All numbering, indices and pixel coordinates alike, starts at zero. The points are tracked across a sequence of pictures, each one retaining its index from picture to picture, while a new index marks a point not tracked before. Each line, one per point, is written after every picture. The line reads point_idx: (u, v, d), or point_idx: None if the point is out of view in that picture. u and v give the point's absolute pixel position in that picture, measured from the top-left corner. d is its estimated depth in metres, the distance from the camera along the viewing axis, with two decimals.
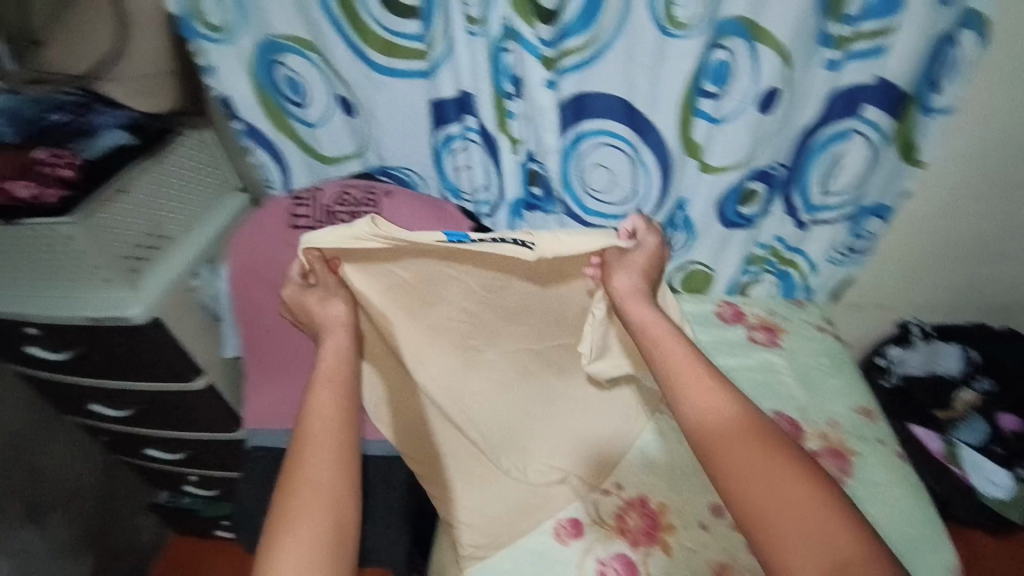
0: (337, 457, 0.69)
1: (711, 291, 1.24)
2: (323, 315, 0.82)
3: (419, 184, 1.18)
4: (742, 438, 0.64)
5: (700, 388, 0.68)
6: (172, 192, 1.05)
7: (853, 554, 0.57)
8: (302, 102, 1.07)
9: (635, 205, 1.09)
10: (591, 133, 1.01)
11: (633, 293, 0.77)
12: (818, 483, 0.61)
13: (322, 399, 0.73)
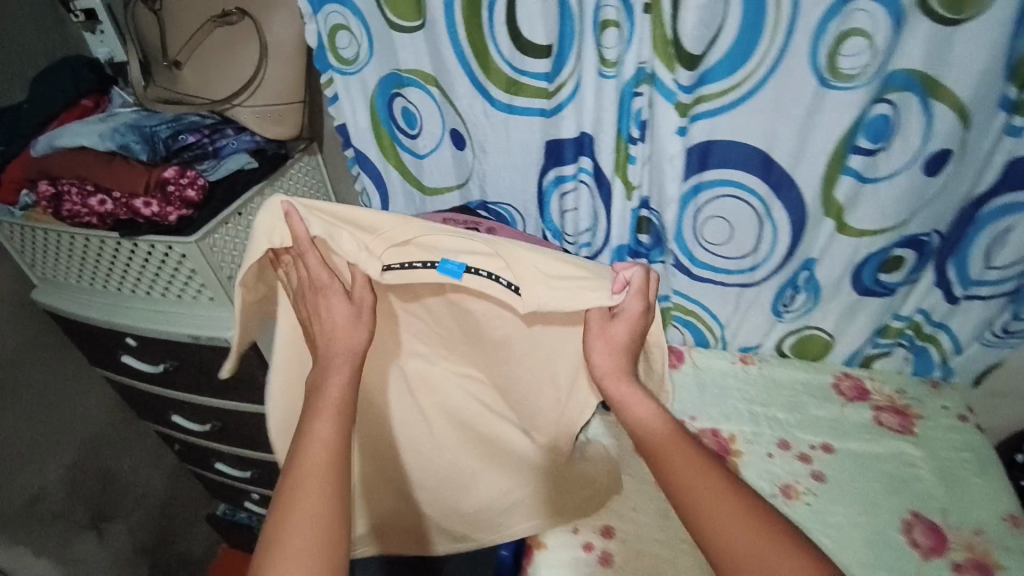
0: (334, 485, 0.61)
1: (829, 359, 1.13)
2: (344, 340, 0.72)
3: (517, 220, 1.14)
4: (715, 490, 0.63)
5: (674, 444, 0.67)
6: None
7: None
8: (415, 134, 1.06)
9: (756, 262, 1.00)
10: (718, 183, 0.94)
11: (618, 368, 0.75)
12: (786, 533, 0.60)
13: (321, 428, 0.65)
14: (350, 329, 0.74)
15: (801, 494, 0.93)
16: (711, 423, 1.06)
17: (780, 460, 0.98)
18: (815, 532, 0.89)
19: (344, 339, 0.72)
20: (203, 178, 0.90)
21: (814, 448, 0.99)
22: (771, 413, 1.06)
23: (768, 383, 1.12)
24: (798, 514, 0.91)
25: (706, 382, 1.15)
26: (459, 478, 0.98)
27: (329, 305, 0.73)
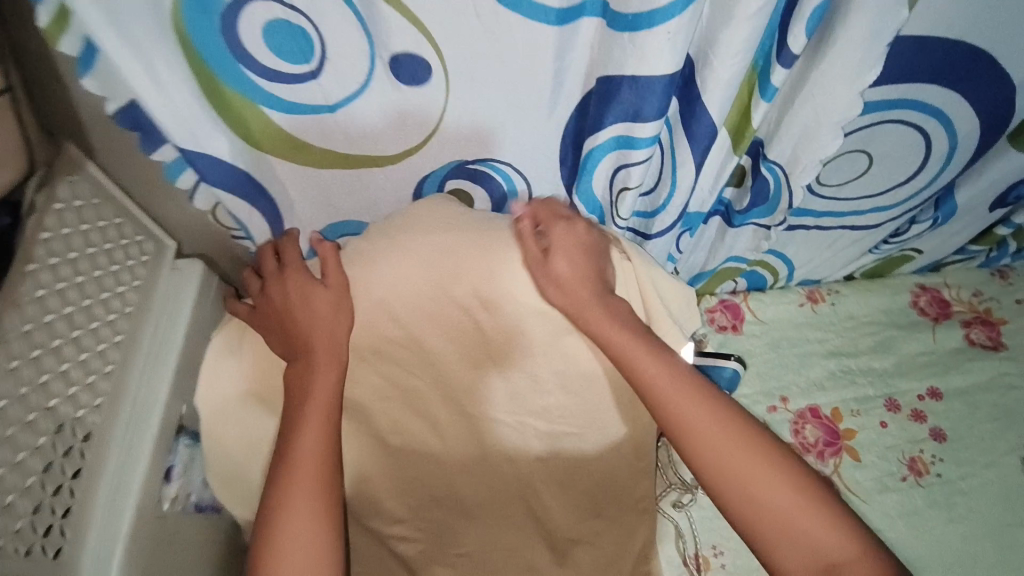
0: (319, 520, 0.51)
1: (897, 273, 0.93)
2: (322, 333, 0.59)
3: (517, 194, 0.67)
4: (727, 441, 0.54)
5: (681, 391, 0.56)
6: (61, 349, 0.50)
7: (837, 551, 0.50)
8: (315, 72, 0.50)
9: (889, 202, 0.69)
10: (894, 111, 0.56)
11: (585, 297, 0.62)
12: (805, 482, 0.52)
13: (307, 451, 0.53)
14: (318, 334, 0.59)
15: (929, 466, 0.80)
16: (806, 399, 0.85)
17: (895, 427, 0.83)
18: (958, 509, 0.78)
19: (320, 331, 0.59)
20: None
21: (921, 398, 0.85)
22: (864, 364, 0.87)
23: (848, 324, 0.91)
24: (934, 492, 0.79)
25: (781, 342, 0.90)
26: None
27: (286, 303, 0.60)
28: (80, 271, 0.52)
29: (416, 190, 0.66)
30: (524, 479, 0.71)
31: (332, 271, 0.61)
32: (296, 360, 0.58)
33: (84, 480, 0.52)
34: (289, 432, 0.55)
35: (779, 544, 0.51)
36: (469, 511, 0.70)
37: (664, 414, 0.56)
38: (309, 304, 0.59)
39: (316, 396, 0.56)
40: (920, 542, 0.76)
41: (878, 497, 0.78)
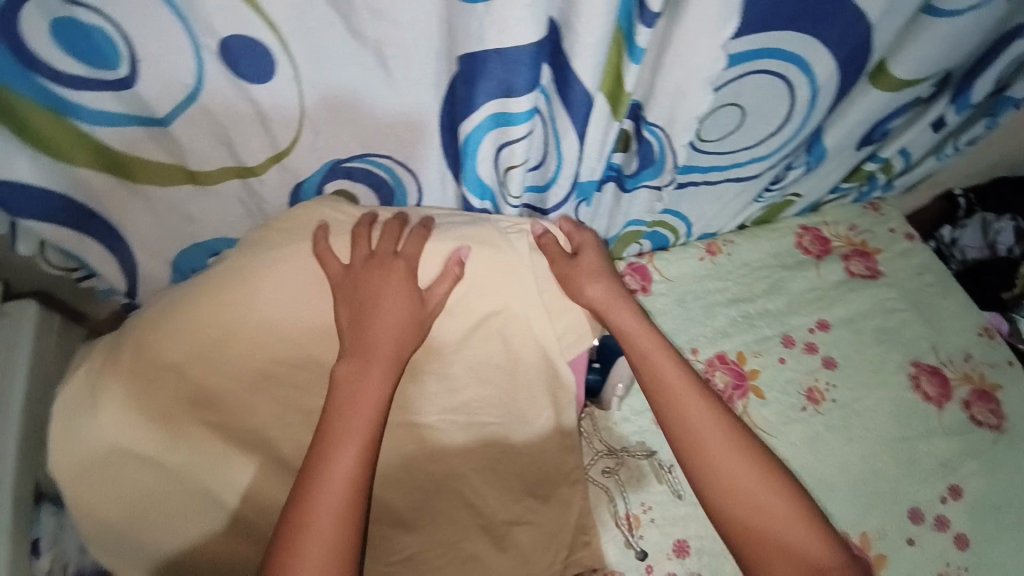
0: (344, 552, 0.47)
1: (781, 217, 0.99)
2: (385, 322, 0.55)
3: (404, 187, 0.63)
4: (735, 455, 0.63)
5: (694, 402, 0.65)
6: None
7: (825, 561, 0.58)
8: (127, 79, 0.44)
9: (768, 150, 0.71)
10: (757, 61, 0.57)
11: (615, 297, 0.69)
12: (800, 501, 0.62)
13: (348, 466, 0.49)
14: (392, 327, 0.55)
15: (825, 393, 0.87)
16: (713, 347, 0.89)
17: (792, 362, 0.89)
18: (857, 431, 0.84)
19: (388, 323, 0.55)
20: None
21: (812, 331, 0.91)
22: (760, 307, 0.93)
23: (743, 271, 0.95)
24: (832, 417, 0.85)
25: (687, 297, 0.93)
26: None
27: (369, 277, 0.56)
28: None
29: (293, 195, 0.58)
30: (451, 475, 0.69)
31: (410, 252, 0.58)
32: (348, 359, 0.53)
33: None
34: (323, 442, 0.50)
35: (772, 551, 0.59)
36: (396, 517, 0.67)
37: (680, 427, 0.64)
38: (392, 291, 0.56)
39: (364, 405, 0.51)
40: (825, 465, 0.82)
41: (784, 429, 0.84)
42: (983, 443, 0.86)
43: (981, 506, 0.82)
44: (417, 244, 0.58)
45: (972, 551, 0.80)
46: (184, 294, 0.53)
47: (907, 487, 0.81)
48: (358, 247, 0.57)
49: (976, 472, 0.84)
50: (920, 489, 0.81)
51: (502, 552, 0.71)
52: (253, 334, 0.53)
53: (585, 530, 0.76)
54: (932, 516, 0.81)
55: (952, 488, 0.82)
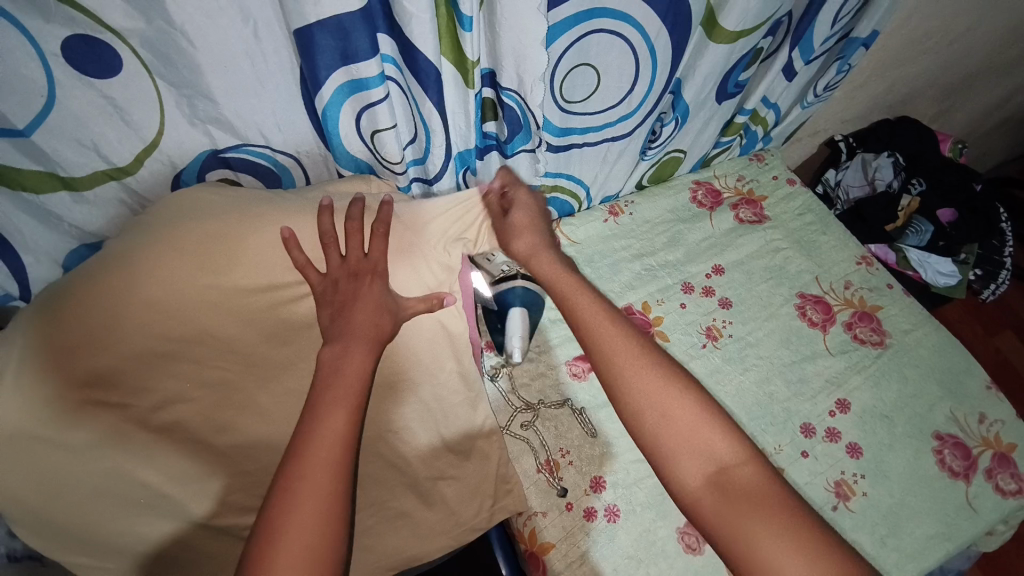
0: (337, 496, 0.50)
1: (675, 175, 1.07)
2: (365, 310, 0.61)
3: (283, 170, 0.69)
4: (646, 368, 0.61)
5: (619, 342, 0.64)
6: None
7: (727, 457, 0.57)
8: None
9: (631, 108, 0.78)
10: (589, 23, 0.63)
11: (535, 245, 0.74)
12: (710, 407, 0.59)
13: (338, 426, 0.53)
14: (369, 317, 0.61)
15: (722, 330, 0.94)
16: (620, 300, 0.95)
17: (692, 305, 0.96)
18: (750, 360, 0.92)
19: (367, 310, 0.61)
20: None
21: (709, 276, 0.98)
22: (660, 258, 0.99)
23: (644, 227, 1.02)
24: (727, 350, 0.92)
25: (594, 256, 0.99)
26: (416, 552, 0.74)
27: (348, 281, 0.63)
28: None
29: (176, 182, 0.64)
30: (369, 438, 0.72)
31: (377, 252, 0.64)
32: (332, 345, 0.59)
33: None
34: (313, 410, 0.53)
35: (651, 422, 0.59)
36: None
37: (603, 359, 0.63)
38: (368, 289, 0.63)
39: (351, 372, 0.56)
40: (722, 394, 0.89)
41: (686, 366, 0.91)
42: (867, 359, 0.93)
43: (870, 417, 0.89)
44: (382, 240, 0.64)
45: (866, 457, 0.86)
46: (79, 284, 0.56)
47: (797, 406, 0.89)
48: (333, 256, 0.63)
49: (862, 386, 0.91)
50: (810, 406, 0.89)
51: (429, 507, 0.75)
52: (137, 319, 0.55)
53: (507, 480, 0.81)
54: (824, 428, 0.87)
55: (840, 402, 0.89)
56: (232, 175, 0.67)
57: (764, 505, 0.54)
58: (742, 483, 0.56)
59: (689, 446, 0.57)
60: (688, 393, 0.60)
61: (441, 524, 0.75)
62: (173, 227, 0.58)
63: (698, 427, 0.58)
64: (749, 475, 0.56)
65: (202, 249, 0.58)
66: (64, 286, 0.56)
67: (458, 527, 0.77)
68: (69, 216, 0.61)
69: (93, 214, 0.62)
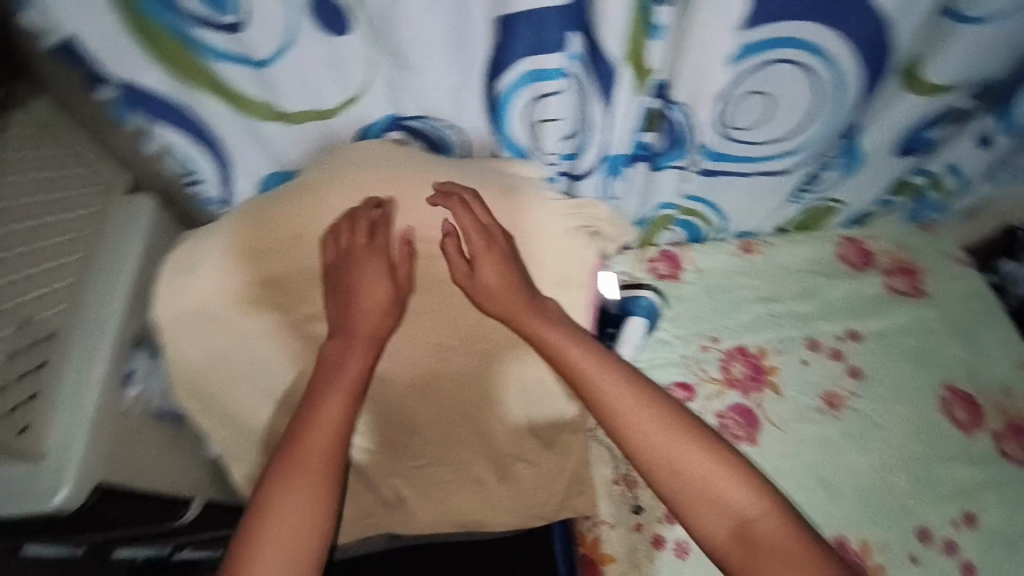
0: (327, 481, 0.59)
1: (825, 226, 0.99)
2: (376, 295, 0.67)
3: (450, 143, 0.73)
4: (658, 426, 0.63)
5: (629, 400, 0.64)
6: (7, 285, 0.54)
7: (745, 509, 0.60)
8: (235, 24, 0.54)
9: (798, 144, 0.75)
10: (778, 51, 0.61)
11: (523, 303, 0.69)
12: (728, 457, 0.62)
13: (333, 412, 0.62)
14: (492, 273, 0.69)
15: (846, 400, 0.87)
16: (736, 340, 0.92)
17: (815, 366, 0.89)
18: (868, 439, 0.84)
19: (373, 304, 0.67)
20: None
21: (840, 339, 0.91)
22: (790, 308, 0.94)
23: (778, 272, 0.97)
24: (846, 422, 0.85)
25: (716, 289, 0.96)
26: (485, 518, 0.79)
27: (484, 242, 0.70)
28: (25, 191, 0.57)
29: (359, 135, 0.69)
30: (467, 402, 0.76)
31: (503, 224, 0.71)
32: (336, 340, 0.66)
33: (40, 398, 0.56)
34: (310, 403, 0.62)
35: (667, 476, 0.62)
36: (414, 429, 0.77)
37: (613, 418, 0.64)
38: (371, 270, 0.67)
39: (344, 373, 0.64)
40: (829, 466, 0.83)
41: (794, 426, 0.85)
42: (1009, 474, 0.82)
43: (999, 541, 0.78)
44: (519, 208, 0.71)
45: None
46: (273, 199, 0.67)
47: (916, 506, 0.80)
48: (467, 217, 0.69)
49: (995, 504, 0.80)
50: (930, 509, 0.80)
51: (504, 481, 0.79)
52: (318, 236, 0.68)
53: (582, 482, 0.82)
54: (942, 537, 0.79)
55: (967, 514, 0.80)
56: (407, 137, 0.72)
57: (786, 554, 0.58)
58: (764, 534, 0.59)
59: (701, 500, 0.61)
60: (704, 441, 0.63)
61: (514, 501, 0.80)
62: (360, 167, 0.66)
63: (710, 483, 0.61)
64: (767, 524, 0.60)
65: (386, 185, 0.67)
66: (260, 204, 0.66)
67: (521, 507, 0.80)
68: (270, 151, 0.69)
69: (298, 152, 0.70)
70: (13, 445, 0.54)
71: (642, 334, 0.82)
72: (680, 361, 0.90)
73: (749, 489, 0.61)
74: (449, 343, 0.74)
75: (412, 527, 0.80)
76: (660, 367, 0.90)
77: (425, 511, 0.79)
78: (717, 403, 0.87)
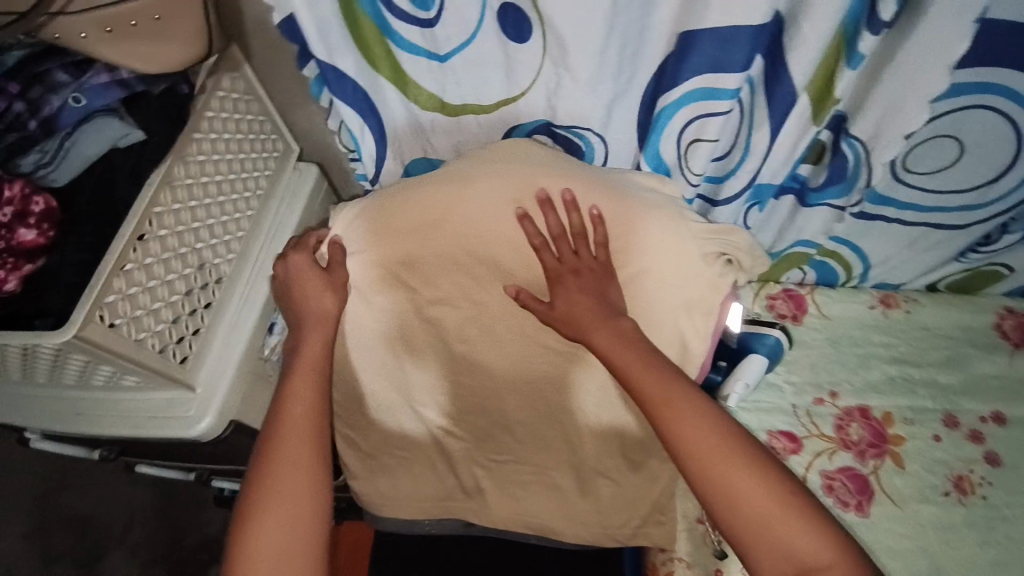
0: (314, 462, 0.59)
1: (984, 291, 0.88)
2: (582, 310, 0.65)
3: (593, 152, 0.72)
4: (718, 450, 0.56)
5: (689, 417, 0.58)
6: (198, 230, 0.60)
7: (811, 555, 0.52)
8: (432, 21, 0.58)
9: (979, 198, 0.68)
10: (988, 97, 0.55)
11: (597, 317, 0.64)
12: (794, 494, 0.54)
13: (301, 392, 0.62)
14: (617, 288, 0.66)
15: (976, 487, 0.77)
16: (858, 399, 0.84)
17: (948, 443, 0.80)
18: (1003, 538, 0.74)
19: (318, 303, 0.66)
20: (51, 203, 0.54)
21: (985, 421, 0.81)
22: (928, 376, 0.84)
23: (918, 333, 0.87)
24: (974, 513, 0.75)
25: (842, 339, 0.88)
26: (560, 526, 0.78)
27: (615, 252, 0.67)
28: (220, 149, 0.62)
29: (507, 133, 0.71)
30: (562, 408, 0.76)
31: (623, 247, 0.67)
32: (308, 328, 0.66)
33: (201, 335, 0.62)
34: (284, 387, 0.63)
35: (725, 505, 0.54)
36: (506, 425, 0.77)
37: (673, 433, 0.57)
38: (568, 292, 0.65)
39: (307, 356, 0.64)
40: (950, 558, 0.74)
41: (915, 505, 0.76)
42: None
43: None
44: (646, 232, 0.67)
45: None
46: (414, 183, 0.69)
47: None
48: (598, 226, 0.65)
49: None
50: None
51: (584, 495, 0.78)
52: (458, 227, 0.68)
53: (662, 511, 0.79)
54: None
55: None
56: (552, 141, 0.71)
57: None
58: None
59: (759, 539, 0.53)
60: (766, 471, 0.55)
61: (592, 517, 0.78)
62: (502, 165, 0.67)
63: (771, 519, 0.53)
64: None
65: (520, 187, 0.67)
66: (405, 184, 0.70)
67: (600, 526, 0.78)
68: (424, 138, 0.72)
69: (450, 142, 0.72)
70: (174, 373, 0.59)
71: (760, 373, 0.78)
72: (789, 410, 0.84)
73: (816, 533, 0.53)
74: (554, 350, 0.74)
75: (485, 517, 0.79)
76: (766, 412, 0.84)
77: (500, 507, 0.79)
78: (824, 462, 0.80)
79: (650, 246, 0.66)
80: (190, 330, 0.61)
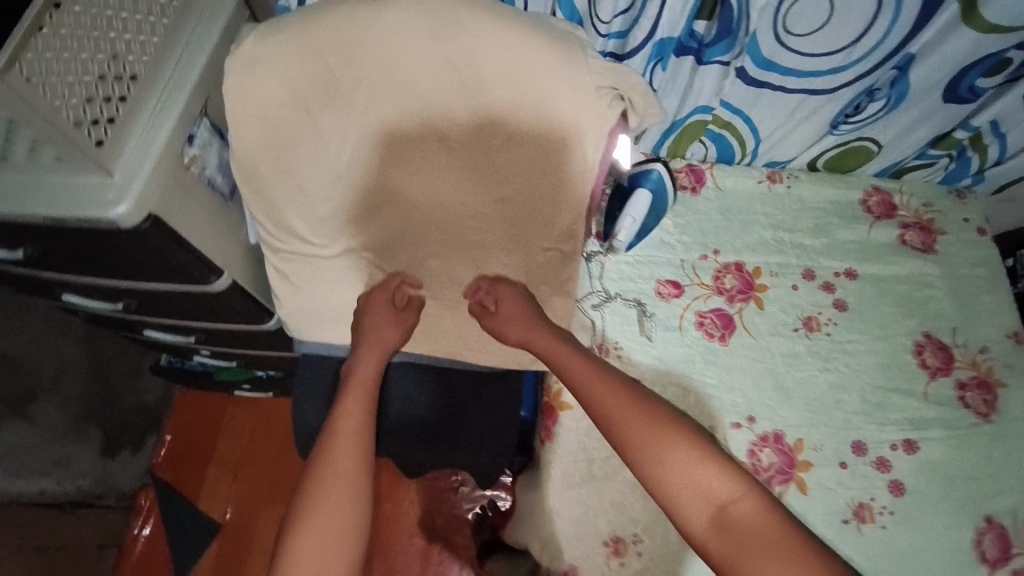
0: (360, 466, 0.66)
1: (857, 172, 1.01)
2: (508, 309, 0.81)
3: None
4: (638, 420, 0.64)
5: (616, 396, 0.67)
6: (112, 19, 0.63)
7: (722, 496, 0.59)
8: None
9: (845, 61, 0.77)
10: None
11: (522, 316, 0.80)
12: (701, 443, 0.62)
13: (352, 408, 0.70)
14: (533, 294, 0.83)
15: (822, 325, 0.91)
16: (735, 256, 0.96)
17: (805, 291, 0.93)
18: (836, 362, 0.88)
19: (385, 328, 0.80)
20: None
21: (837, 275, 0.94)
22: (796, 239, 0.97)
23: (796, 205, 0.99)
24: (817, 344, 0.90)
25: (730, 209, 0.99)
26: (466, 348, 0.87)
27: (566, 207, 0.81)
28: None
29: None
30: (477, 243, 0.85)
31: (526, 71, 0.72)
32: (365, 350, 0.77)
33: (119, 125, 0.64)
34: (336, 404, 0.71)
35: (648, 466, 0.62)
36: (424, 256, 0.85)
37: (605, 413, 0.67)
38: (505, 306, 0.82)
39: (363, 379, 0.74)
40: (789, 376, 0.87)
41: (767, 337, 0.90)
42: (960, 421, 0.85)
43: (934, 472, 0.82)
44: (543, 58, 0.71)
45: (905, 499, 0.81)
46: (320, 12, 0.71)
47: (860, 422, 0.85)
48: (508, 89, 0.73)
49: (938, 439, 0.84)
50: (874, 429, 0.84)
51: None
52: (368, 52, 0.72)
53: None
54: (876, 455, 0.83)
55: (909, 442, 0.84)
56: None
57: (772, 545, 0.56)
58: (741, 522, 0.58)
59: (676, 498, 0.60)
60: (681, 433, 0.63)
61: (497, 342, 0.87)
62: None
63: (683, 473, 0.61)
64: (748, 515, 0.58)
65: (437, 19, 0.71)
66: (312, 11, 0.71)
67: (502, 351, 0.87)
68: None
69: None
70: (90, 153, 0.60)
71: (646, 207, 0.88)
72: (677, 264, 0.95)
73: (725, 478, 0.60)
74: (465, 187, 0.81)
75: None
76: (657, 264, 0.95)
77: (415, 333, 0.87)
78: (700, 304, 0.92)
79: (551, 78, 0.72)
80: (107, 118, 0.63)
